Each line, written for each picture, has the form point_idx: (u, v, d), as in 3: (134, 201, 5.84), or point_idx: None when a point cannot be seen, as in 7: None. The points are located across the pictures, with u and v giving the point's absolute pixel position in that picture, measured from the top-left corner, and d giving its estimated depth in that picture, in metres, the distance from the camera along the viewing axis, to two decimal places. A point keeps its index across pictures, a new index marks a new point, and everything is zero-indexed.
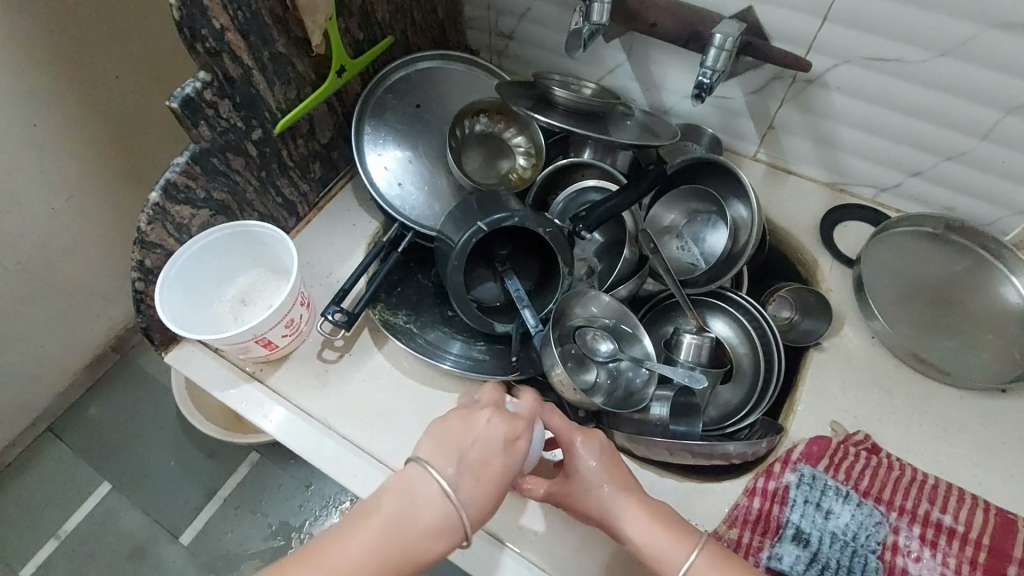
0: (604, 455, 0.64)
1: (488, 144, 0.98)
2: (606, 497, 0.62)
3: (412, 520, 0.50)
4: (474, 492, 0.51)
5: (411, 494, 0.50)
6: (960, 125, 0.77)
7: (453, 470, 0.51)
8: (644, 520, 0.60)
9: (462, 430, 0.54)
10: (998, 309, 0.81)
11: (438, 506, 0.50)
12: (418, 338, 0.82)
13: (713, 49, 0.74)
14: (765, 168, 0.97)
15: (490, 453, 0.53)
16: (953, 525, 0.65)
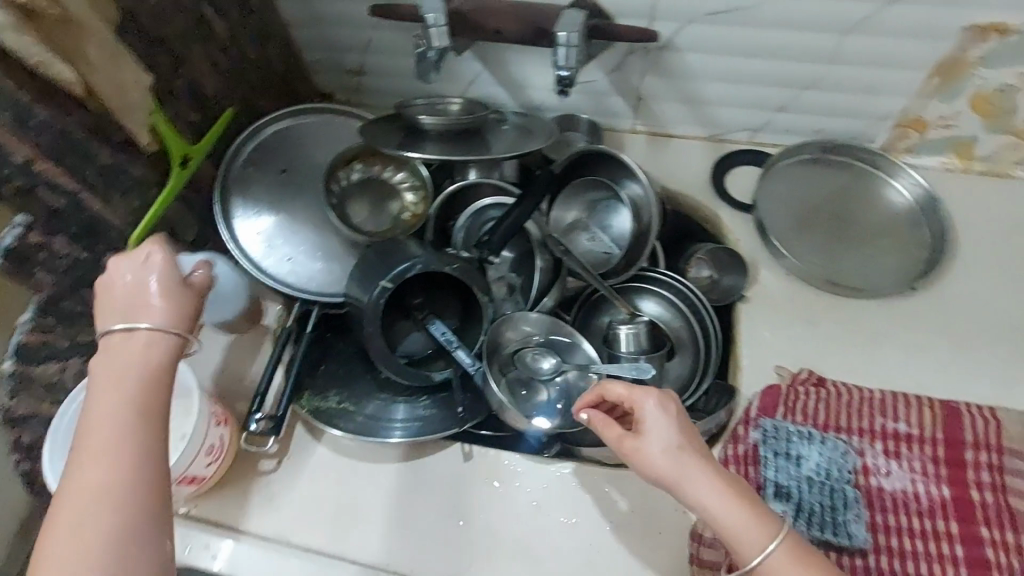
0: (675, 420, 0.53)
1: (370, 189, 0.93)
2: (676, 462, 0.51)
3: (112, 386, 0.45)
4: (143, 306, 0.48)
5: (106, 381, 0.45)
6: (806, 55, 0.80)
7: (123, 322, 0.47)
8: (721, 493, 0.49)
9: (108, 295, 0.49)
10: (889, 213, 0.87)
11: (133, 346, 0.46)
12: (358, 417, 0.76)
13: (561, 48, 0.73)
14: (646, 137, 0.98)
15: (135, 280, 0.49)
16: (909, 430, 0.68)
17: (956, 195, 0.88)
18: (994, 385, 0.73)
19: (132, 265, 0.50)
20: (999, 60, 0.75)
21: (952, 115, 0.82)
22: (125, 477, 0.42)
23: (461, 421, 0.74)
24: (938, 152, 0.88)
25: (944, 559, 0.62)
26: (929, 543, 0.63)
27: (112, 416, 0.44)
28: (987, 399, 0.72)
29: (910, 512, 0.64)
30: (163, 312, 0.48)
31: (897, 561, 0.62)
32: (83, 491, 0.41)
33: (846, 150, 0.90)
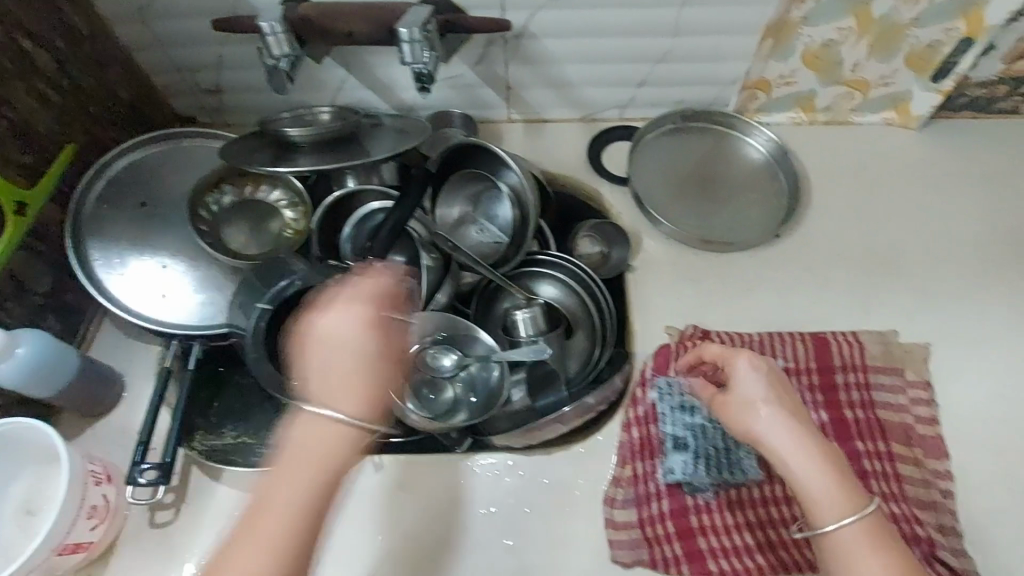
0: (772, 381, 0.58)
1: (244, 211, 0.88)
2: (765, 422, 0.55)
3: (316, 448, 0.51)
4: (346, 386, 0.53)
5: (305, 436, 0.52)
6: (653, 30, 0.84)
7: (338, 399, 0.53)
8: (802, 454, 0.53)
9: (320, 346, 0.55)
10: (751, 169, 0.93)
11: (329, 432, 0.52)
12: (257, 449, 0.74)
13: (405, 44, 0.73)
14: (524, 125, 1.00)
15: (345, 335, 0.55)
16: (786, 365, 0.74)
17: (805, 146, 0.95)
18: (855, 313, 0.80)
19: (336, 316, 0.55)
20: (818, 19, 0.81)
21: (790, 73, 0.89)
22: (299, 506, 0.49)
23: (361, 436, 0.72)
24: (785, 108, 0.95)
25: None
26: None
27: (308, 477, 0.50)
28: (849, 326, 0.79)
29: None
30: (375, 345, 0.55)
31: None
32: (273, 516, 0.48)
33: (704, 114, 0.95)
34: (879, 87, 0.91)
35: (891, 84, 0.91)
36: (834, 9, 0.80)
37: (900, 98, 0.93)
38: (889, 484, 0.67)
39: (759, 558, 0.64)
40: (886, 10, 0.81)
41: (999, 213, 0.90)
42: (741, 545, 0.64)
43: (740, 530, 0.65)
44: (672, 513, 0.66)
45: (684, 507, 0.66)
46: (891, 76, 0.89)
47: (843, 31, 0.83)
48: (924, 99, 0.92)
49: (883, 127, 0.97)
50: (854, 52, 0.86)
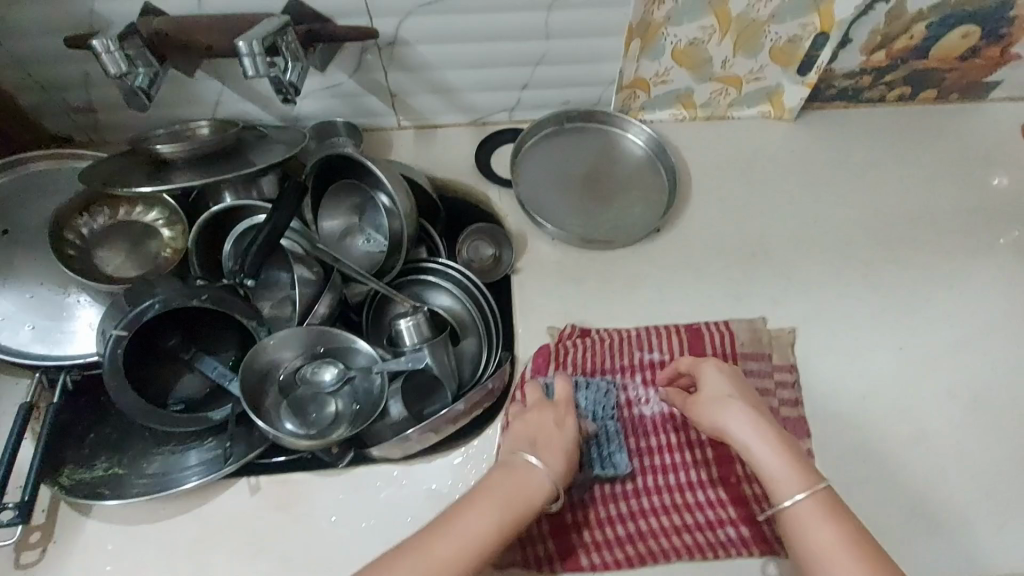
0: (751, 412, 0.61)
1: (119, 234, 0.87)
2: (759, 449, 0.58)
3: (514, 490, 0.57)
4: (555, 456, 0.61)
5: (513, 478, 0.58)
6: (525, 34, 0.85)
7: (536, 451, 0.61)
8: (770, 449, 0.58)
9: (535, 428, 0.64)
10: (633, 167, 0.95)
11: (537, 484, 0.59)
12: (132, 480, 0.72)
13: (244, 58, 0.66)
14: (414, 131, 0.99)
15: (554, 430, 0.64)
16: (661, 358, 0.77)
17: (687, 141, 0.98)
18: (728, 302, 0.83)
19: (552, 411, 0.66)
20: (680, 19, 0.84)
21: (664, 71, 0.91)
22: (470, 548, 0.53)
23: (229, 461, 0.70)
24: (666, 105, 0.97)
25: (699, 463, 0.70)
26: (686, 453, 0.71)
27: (496, 517, 0.55)
28: (722, 316, 0.82)
29: (669, 430, 0.72)
30: (572, 424, 0.65)
31: (660, 476, 0.70)
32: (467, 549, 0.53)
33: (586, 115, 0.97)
34: (751, 82, 0.95)
35: (762, 79, 0.94)
36: (695, 8, 0.83)
37: (773, 92, 0.97)
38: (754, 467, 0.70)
39: (626, 547, 0.66)
40: (743, 8, 0.83)
41: (866, 199, 0.95)
42: (611, 536, 0.67)
43: (613, 522, 0.68)
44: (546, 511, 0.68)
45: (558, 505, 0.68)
46: (761, 71, 0.93)
47: (706, 29, 0.86)
48: (794, 91, 0.95)
49: (761, 120, 1.00)
50: (720, 49, 0.89)
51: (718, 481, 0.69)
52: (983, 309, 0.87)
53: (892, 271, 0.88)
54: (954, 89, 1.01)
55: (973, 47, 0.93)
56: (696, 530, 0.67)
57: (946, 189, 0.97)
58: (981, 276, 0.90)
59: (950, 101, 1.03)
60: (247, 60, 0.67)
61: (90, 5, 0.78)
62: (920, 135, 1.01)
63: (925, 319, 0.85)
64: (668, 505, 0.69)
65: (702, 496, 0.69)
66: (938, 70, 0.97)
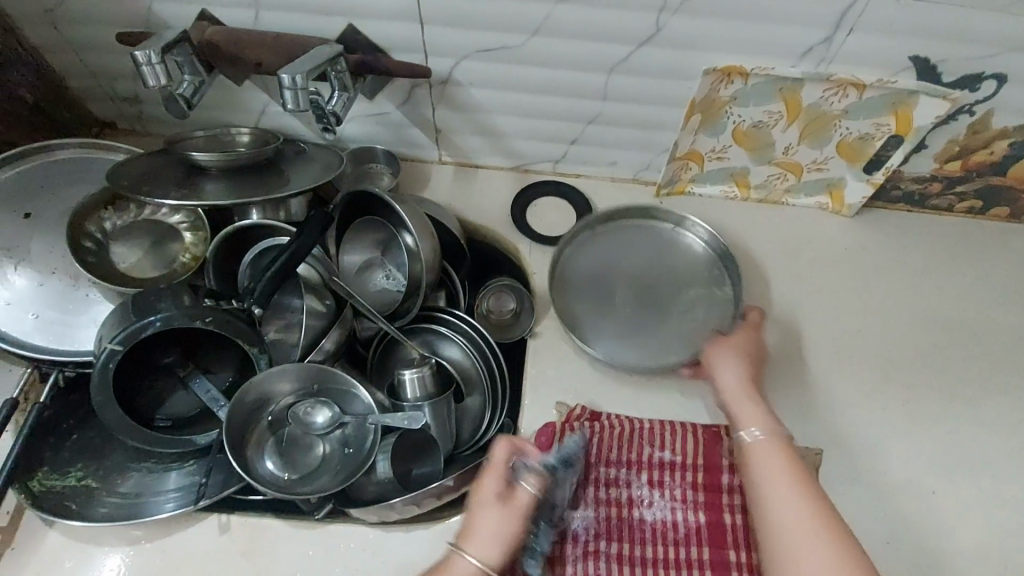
0: (748, 379, 0.70)
1: (140, 234, 0.86)
2: (733, 402, 0.68)
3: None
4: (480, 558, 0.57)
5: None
6: (582, 92, 0.82)
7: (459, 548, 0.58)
8: (744, 407, 0.67)
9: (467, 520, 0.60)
10: (696, 274, 0.85)
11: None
12: (104, 496, 0.70)
13: (285, 91, 0.65)
14: (454, 169, 0.96)
15: (484, 528, 0.58)
16: (673, 458, 0.71)
17: (735, 222, 0.93)
18: None
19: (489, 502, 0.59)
20: (746, 100, 0.80)
21: (722, 148, 0.87)
22: None
23: (202, 498, 0.66)
24: (717, 181, 0.93)
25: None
26: (682, 572, 0.65)
27: None
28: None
29: (667, 543, 0.67)
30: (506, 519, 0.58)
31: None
32: None
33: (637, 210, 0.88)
34: (813, 172, 0.89)
35: (824, 170, 0.89)
36: (762, 92, 0.79)
37: (834, 184, 0.91)
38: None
39: None
40: (815, 99, 0.79)
41: (918, 315, 0.88)
42: None
43: None
44: None
45: None
46: (824, 162, 0.87)
47: (772, 114, 0.81)
48: (857, 188, 0.90)
49: (816, 211, 0.94)
50: (784, 135, 0.84)
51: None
52: None
53: (932, 398, 0.82)
54: None
55: None
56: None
57: (1009, 317, 0.89)
58: None
59: (1023, 222, 0.95)
60: (289, 93, 0.65)
61: (151, 5, 0.78)
62: (986, 254, 0.93)
63: (962, 459, 0.79)
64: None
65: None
66: (1015, 190, 0.90)
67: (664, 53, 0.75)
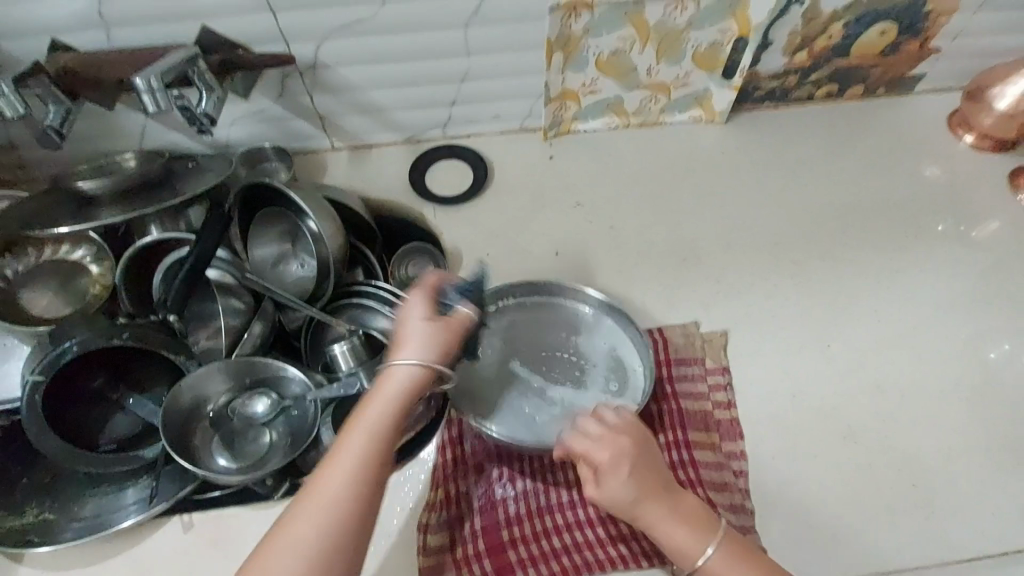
0: (647, 468, 0.63)
1: (48, 275, 0.86)
2: (658, 526, 0.61)
3: (366, 459, 0.55)
4: (433, 346, 0.60)
5: (368, 416, 0.57)
6: (447, 52, 0.85)
7: (416, 355, 0.59)
8: (661, 515, 0.61)
9: (444, 359, 0.60)
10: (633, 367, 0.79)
11: (400, 390, 0.58)
12: (70, 524, 0.71)
13: (144, 95, 0.69)
14: (349, 153, 0.98)
15: (428, 328, 0.60)
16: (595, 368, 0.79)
17: (622, 150, 0.99)
18: (659, 310, 0.86)
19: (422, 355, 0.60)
20: (599, 30, 0.85)
21: (591, 82, 0.92)
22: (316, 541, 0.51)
23: (158, 503, 0.69)
24: (598, 115, 0.98)
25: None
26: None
27: (322, 504, 0.52)
28: (653, 324, 0.85)
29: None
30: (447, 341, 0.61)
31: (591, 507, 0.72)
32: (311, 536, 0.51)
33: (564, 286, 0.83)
34: (679, 87, 0.95)
35: (688, 84, 0.95)
36: (612, 20, 0.84)
37: (702, 96, 0.97)
38: (690, 495, 0.72)
39: (552, 562, 0.69)
40: (659, 17, 0.85)
41: (799, 199, 0.96)
42: (541, 553, 0.69)
43: (552, 533, 0.70)
44: (483, 531, 0.71)
45: (496, 524, 0.71)
46: (686, 77, 0.93)
47: (626, 39, 0.87)
48: (722, 95, 0.96)
49: (693, 124, 1.01)
50: (644, 58, 0.90)
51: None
52: (915, 305, 0.89)
53: (820, 269, 0.90)
54: (881, 85, 1.01)
55: (894, 44, 0.94)
56: (619, 545, 0.69)
57: (880, 184, 0.97)
58: (912, 270, 0.91)
59: (878, 96, 1.03)
60: (147, 96, 0.69)
61: None
62: (852, 132, 1.01)
63: (854, 315, 0.87)
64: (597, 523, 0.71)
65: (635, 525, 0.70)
66: (861, 67, 0.97)
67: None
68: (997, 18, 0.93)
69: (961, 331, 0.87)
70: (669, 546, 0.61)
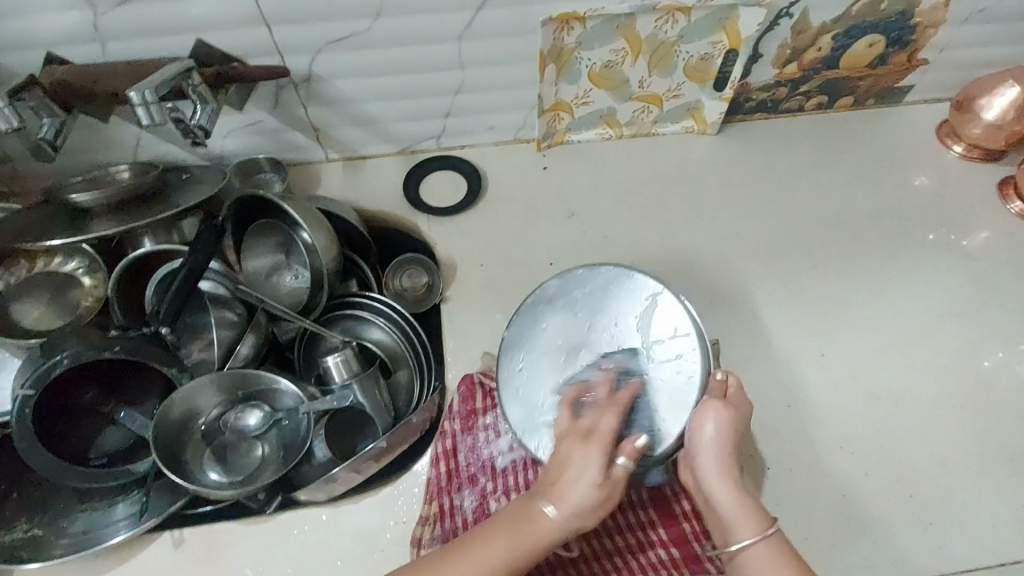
0: (721, 438, 0.62)
1: (39, 287, 0.86)
2: (727, 505, 0.60)
3: (509, 555, 0.55)
4: (597, 499, 0.56)
5: (516, 531, 0.56)
6: (440, 65, 0.86)
7: (566, 512, 0.56)
8: (721, 486, 0.61)
9: (567, 468, 0.58)
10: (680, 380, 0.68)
11: (551, 527, 0.56)
12: (60, 539, 0.70)
13: (137, 108, 0.69)
14: (344, 164, 0.99)
15: (583, 487, 0.56)
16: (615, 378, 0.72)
17: (615, 161, 0.99)
18: None
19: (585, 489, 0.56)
20: (591, 43, 0.86)
21: (584, 93, 0.93)
22: None
23: (149, 518, 0.69)
24: (591, 126, 0.99)
25: (629, 505, 0.73)
26: None
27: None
28: None
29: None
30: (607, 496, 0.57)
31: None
32: None
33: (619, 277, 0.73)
34: (671, 99, 0.96)
35: (680, 96, 0.96)
36: (604, 33, 0.85)
37: (694, 107, 0.98)
38: (683, 507, 0.72)
39: None
40: (651, 30, 0.85)
41: (791, 209, 0.96)
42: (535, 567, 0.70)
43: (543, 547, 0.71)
44: None
45: None
46: (678, 88, 0.94)
47: (618, 52, 0.88)
48: (713, 106, 0.97)
49: (685, 135, 1.01)
50: (636, 70, 0.90)
51: (641, 523, 0.71)
52: (907, 313, 0.89)
53: (813, 278, 0.91)
54: (870, 96, 1.02)
55: (883, 55, 0.95)
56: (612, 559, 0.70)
57: (871, 194, 0.98)
58: (904, 279, 0.92)
59: (868, 107, 1.05)
60: (141, 109, 0.69)
61: None
62: (843, 142, 1.02)
63: (846, 324, 0.88)
64: (592, 536, 0.71)
65: (630, 537, 0.71)
66: (851, 79, 0.98)
67: (503, 13, 0.80)
68: (983, 30, 0.94)
69: (953, 339, 0.88)
70: (728, 523, 0.60)
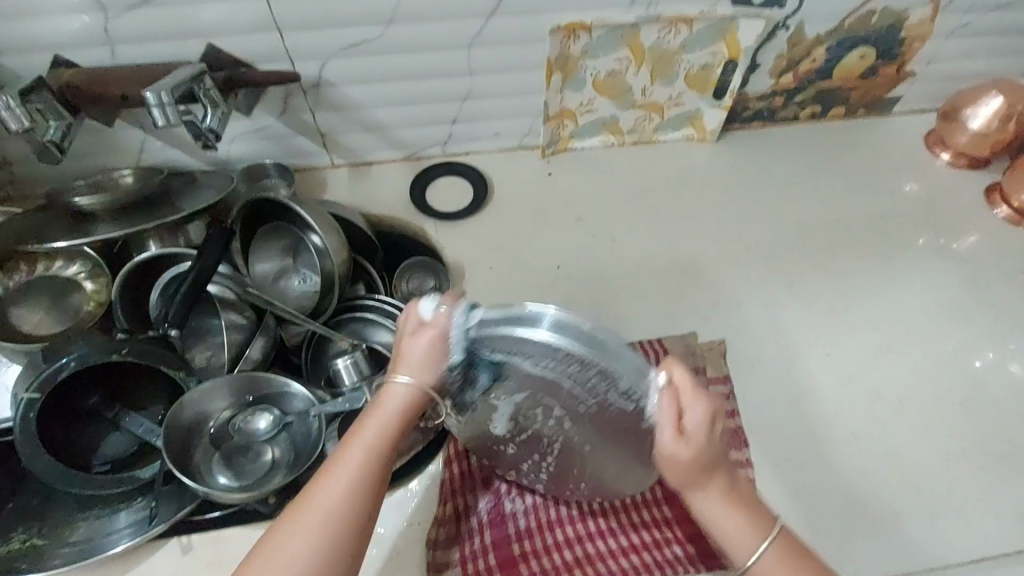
0: (700, 448, 0.55)
1: (40, 290, 0.85)
2: (718, 514, 0.58)
3: (358, 450, 0.54)
4: (422, 367, 0.56)
5: (388, 408, 0.56)
6: (449, 71, 0.87)
7: (411, 372, 0.56)
8: (716, 501, 0.58)
9: (412, 331, 0.57)
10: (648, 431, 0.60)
11: (408, 392, 0.56)
12: (60, 549, 0.68)
13: (154, 108, 0.69)
14: (349, 170, 0.99)
15: (435, 348, 0.55)
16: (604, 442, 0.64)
17: (618, 167, 1.01)
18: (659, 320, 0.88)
19: (426, 356, 0.56)
20: (596, 52, 0.88)
21: (588, 101, 0.95)
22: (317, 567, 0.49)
23: (157, 523, 0.67)
24: (594, 133, 1.01)
25: (645, 503, 0.73)
26: (634, 492, 0.74)
27: (317, 521, 0.51)
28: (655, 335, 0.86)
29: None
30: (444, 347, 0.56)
31: (601, 518, 0.72)
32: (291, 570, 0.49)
33: (437, 296, 0.58)
34: (673, 107, 0.98)
35: (681, 104, 0.98)
36: (609, 42, 0.87)
37: (694, 116, 1.01)
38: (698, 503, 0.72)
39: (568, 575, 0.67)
40: (654, 39, 0.88)
41: (790, 213, 0.99)
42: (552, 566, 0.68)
43: (561, 547, 0.70)
44: (494, 546, 0.70)
45: (505, 538, 0.71)
46: (679, 97, 0.97)
47: (622, 61, 0.90)
48: (713, 114, 1.00)
49: (685, 142, 1.04)
50: (639, 79, 0.93)
51: (656, 522, 0.72)
52: (904, 315, 0.92)
53: (813, 281, 0.93)
54: (862, 106, 1.06)
55: (873, 67, 0.99)
56: (631, 556, 0.69)
57: (864, 199, 1.01)
58: (899, 281, 0.95)
59: (859, 117, 1.08)
60: (157, 109, 0.69)
61: None
62: (836, 150, 1.05)
63: (846, 325, 0.90)
64: (607, 535, 0.71)
65: (645, 535, 0.70)
66: (843, 89, 1.02)
67: (512, 22, 0.82)
68: (968, 44, 0.99)
69: (949, 339, 0.91)
70: (724, 539, 0.58)
